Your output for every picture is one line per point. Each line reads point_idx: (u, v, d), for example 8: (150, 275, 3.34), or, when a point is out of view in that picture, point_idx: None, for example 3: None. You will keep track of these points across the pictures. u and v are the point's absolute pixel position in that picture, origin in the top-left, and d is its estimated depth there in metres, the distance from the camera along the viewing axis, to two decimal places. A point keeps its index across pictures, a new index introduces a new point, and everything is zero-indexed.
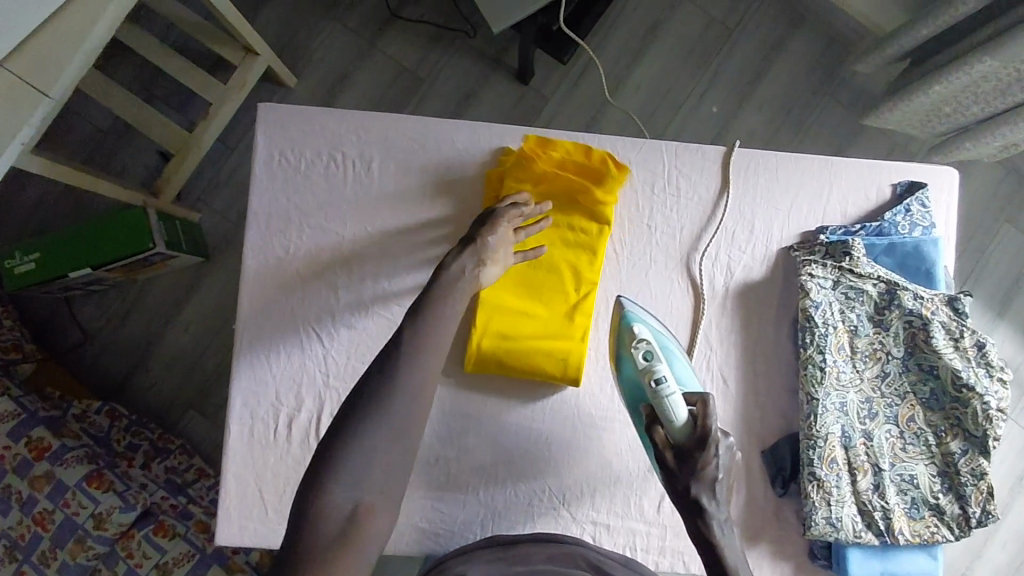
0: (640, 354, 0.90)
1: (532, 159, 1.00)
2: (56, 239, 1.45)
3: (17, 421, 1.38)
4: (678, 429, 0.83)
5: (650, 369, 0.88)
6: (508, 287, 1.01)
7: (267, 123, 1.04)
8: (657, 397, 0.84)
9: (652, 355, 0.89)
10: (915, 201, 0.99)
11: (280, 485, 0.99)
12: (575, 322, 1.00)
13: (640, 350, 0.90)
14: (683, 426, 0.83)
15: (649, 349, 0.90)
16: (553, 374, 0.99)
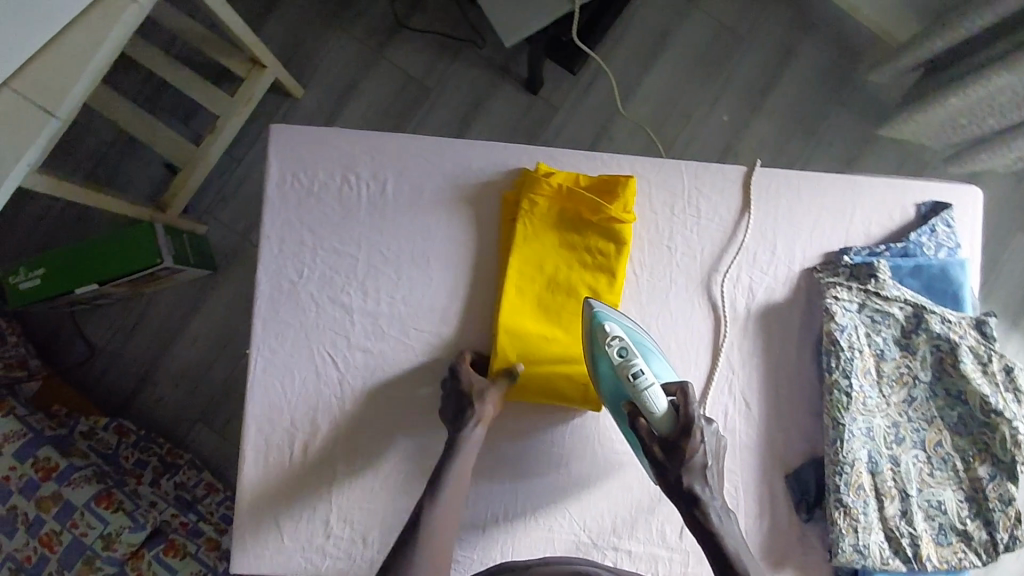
0: (615, 352, 0.89)
1: (549, 181, 0.98)
2: (62, 255, 1.43)
3: (23, 441, 1.36)
4: (661, 419, 0.86)
5: (628, 366, 0.87)
6: (526, 311, 0.98)
7: (279, 143, 1.02)
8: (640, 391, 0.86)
9: (626, 350, 0.88)
10: (941, 221, 0.98)
11: (296, 512, 0.97)
12: None
13: (614, 346, 0.89)
14: (664, 414, 0.86)
15: (623, 343, 0.89)
16: (574, 399, 0.97)
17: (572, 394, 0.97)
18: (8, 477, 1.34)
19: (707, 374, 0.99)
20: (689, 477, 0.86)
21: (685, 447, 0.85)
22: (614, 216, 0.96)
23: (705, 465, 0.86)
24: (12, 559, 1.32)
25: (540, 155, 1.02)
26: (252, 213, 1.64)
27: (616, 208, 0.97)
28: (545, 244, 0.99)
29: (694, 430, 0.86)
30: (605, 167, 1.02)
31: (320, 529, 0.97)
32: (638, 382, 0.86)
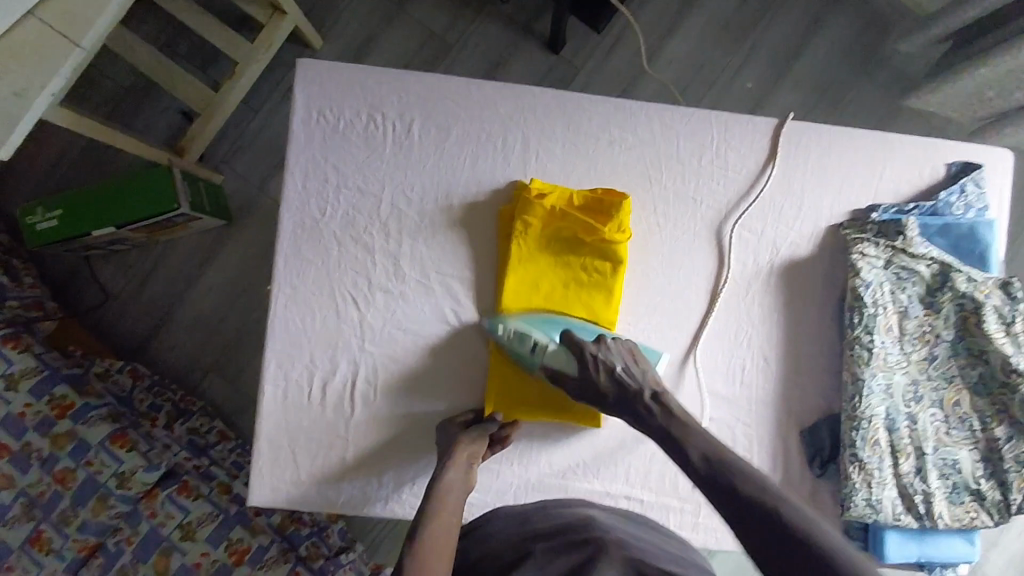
0: (512, 339, 0.94)
1: (543, 202, 0.96)
2: (79, 195, 1.41)
3: (40, 377, 1.31)
4: (564, 363, 0.90)
5: (526, 340, 0.93)
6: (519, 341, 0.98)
7: (306, 80, 1.00)
8: (543, 353, 0.92)
9: (517, 332, 0.94)
10: (971, 181, 0.97)
11: (314, 447, 0.98)
12: None
13: (511, 333, 0.94)
14: (564, 358, 0.90)
15: (514, 327, 0.94)
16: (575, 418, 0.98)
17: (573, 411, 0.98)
18: (23, 414, 1.28)
19: (703, 313, 0.99)
20: (611, 389, 0.87)
21: (587, 368, 0.88)
22: (608, 237, 0.95)
23: (615, 371, 0.87)
24: (24, 496, 1.27)
25: (570, 103, 1.01)
26: (267, 165, 1.60)
27: (609, 230, 0.95)
28: (540, 266, 0.98)
29: (585, 351, 0.89)
30: (634, 117, 1.01)
31: (338, 463, 0.98)
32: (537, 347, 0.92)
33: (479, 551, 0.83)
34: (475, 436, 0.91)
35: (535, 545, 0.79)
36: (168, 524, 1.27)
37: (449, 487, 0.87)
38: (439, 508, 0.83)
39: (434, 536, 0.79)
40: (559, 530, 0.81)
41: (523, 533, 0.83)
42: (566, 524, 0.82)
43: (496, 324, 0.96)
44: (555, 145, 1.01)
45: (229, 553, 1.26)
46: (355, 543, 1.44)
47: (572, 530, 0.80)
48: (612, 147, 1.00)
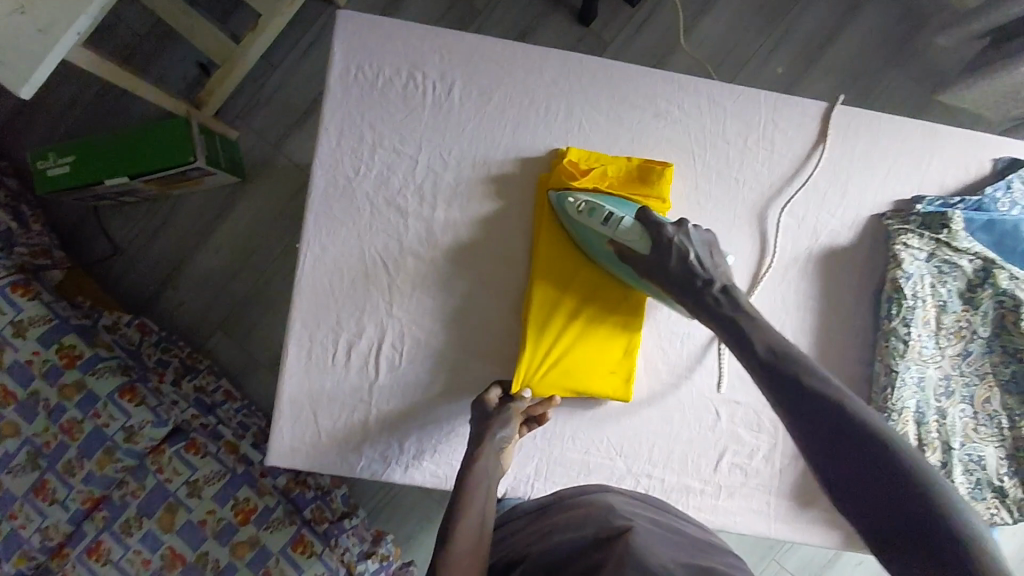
0: (582, 212, 0.90)
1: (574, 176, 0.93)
2: (93, 141, 1.35)
3: (50, 326, 1.28)
4: (641, 242, 0.88)
5: (597, 213, 0.90)
6: (546, 317, 0.94)
7: (345, 33, 0.97)
8: (615, 229, 0.89)
9: (589, 204, 0.90)
10: (1019, 178, 0.95)
11: (336, 410, 0.97)
12: (622, 349, 0.95)
13: (581, 206, 0.91)
14: (637, 233, 0.88)
15: (586, 199, 0.91)
16: (604, 393, 0.95)
17: (605, 387, 0.95)
18: (31, 361, 1.25)
19: None
20: (680, 272, 0.85)
21: (665, 249, 0.86)
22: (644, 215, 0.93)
23: (689, 257, 0.85)
24: (30, 444, 1.24)
25: (616, 73, 0.99)
26: (283, 124, 1.53)
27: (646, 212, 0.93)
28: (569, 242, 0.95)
29: (664, 235, 0.87)
30: (682, 92, 0.98)
31: (359, 428, 0.97)
32: (611, 223, 0.89)
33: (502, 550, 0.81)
34: (508, 416, 0.88)
35: (554, 542, 0.75)
36: (174, 481, 1.25)
37: (475, 481, 0.83)
38: (471, 509, 0.80)
39: (463, 535, 0.77)
40: (581, 523, 0.77)
41: (541, 527, 0.80)
42: (588, 517, 0.78)
43: (564, 194, 0.92)
44: (599, 116, 0.98)
45: (235, 512, 1.24)
46: (357, 509, 1.43)
47: (595, 523, 0.76)
48: (656, 122, 0.98)
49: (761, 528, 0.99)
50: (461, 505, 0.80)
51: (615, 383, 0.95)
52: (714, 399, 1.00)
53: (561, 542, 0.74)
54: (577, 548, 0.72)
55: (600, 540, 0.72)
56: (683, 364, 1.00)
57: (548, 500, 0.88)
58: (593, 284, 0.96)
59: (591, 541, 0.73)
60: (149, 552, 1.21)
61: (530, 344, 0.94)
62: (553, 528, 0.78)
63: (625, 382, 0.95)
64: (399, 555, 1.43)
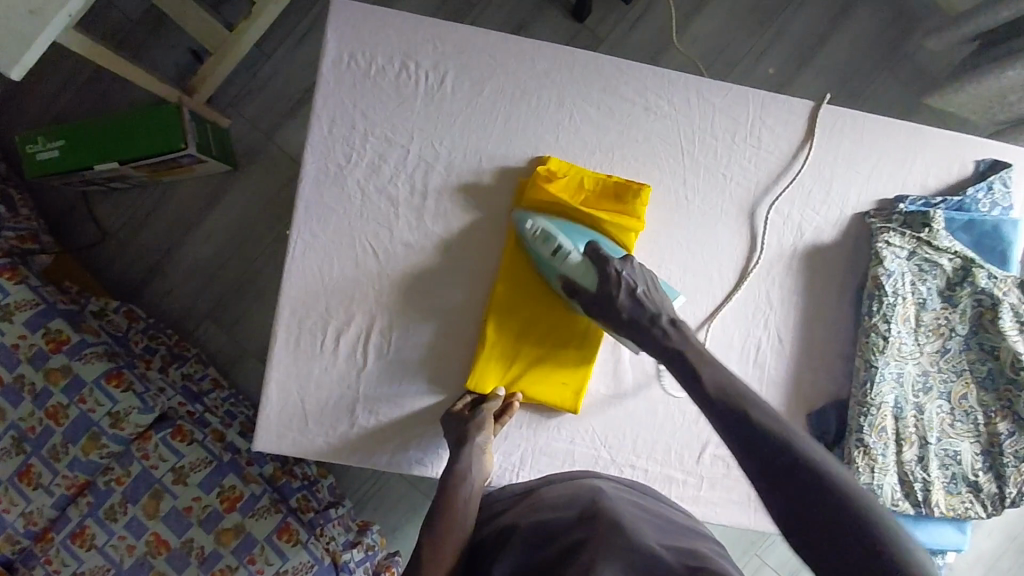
0: (538, 238, 0.92)
1: (552, 178, 0.95)
2: (82, 125, 1.34)
3: (35, 310, 1.27)
4: (585, 275, 0.91)
5: (549, 242, 0.92)
6: (506, 322, 0.97)
7: (339, 21, 0.98)
8: (563, 260, 0.91)
9: (545, 231, 0.92)
10: (999, 180, 0.97)
11: (324, 396, 0.97)
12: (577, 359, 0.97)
13: (537, 232, 0.93)
14: (584, 267, 0.91)
15: (542, 225, 0.93)
16: (556, 400, 0.97)
17: (556, 395, 0.97)
18: (17, 346, 1.25)
19: (727, 292, 0.99)
20: (627, 305, 0.88)
21: (608, 286, 0.89)
22: (625, 220, 0.95)
23: (636, 293, 0.88)
24: (15, 429, 1.24)
25: (608, 67, 0.99)
26: (274, 112, 1.53)
27: (623, 218, 0.96)
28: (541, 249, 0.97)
29: (609, 269, 0.89)
30: (671, 87, 0.99)
31: (346, 415, 0.97)
32: (559, 254, 0.91)
33: (489, 528, 0.81)
34: (483, 417, 0.91)
35: (542, 517, 0.75)
36: (160, 467, 1.24)
37: (461, 479, 0.85)
38: (456, 512, 0.81)
39: (445, 534, 0.78)
40: (569, 504, 0.78)
41: (530, 505, 0.80)
42: (575, 499, 0.78)
43: (525, 217, 0.94)
44: (589, 109, 0.99)
45: (220, 499, 1.24)
46: (343, 499, 1.43)
47: (583, 504, 0.77)
48: (645, 116, 0.99)
49: (741, 519, 1.00)
50: (444, 508, 0.82)
51: (563, 394, 0.97)
52: None
53: (549, 519, 0.75)
54: (563, 527, 0.73)
55: (586, 519, 0.73)
56: None
57: (538, 482, 0.88)
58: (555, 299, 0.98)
59: (578, 519, 0.74)
60: (134, 538, 1.22)
61: (484, 344, 0.97)
62: (542, 506, 0.78)
63: (575, 394, 0.97)
64: (385, 544, 1.44)
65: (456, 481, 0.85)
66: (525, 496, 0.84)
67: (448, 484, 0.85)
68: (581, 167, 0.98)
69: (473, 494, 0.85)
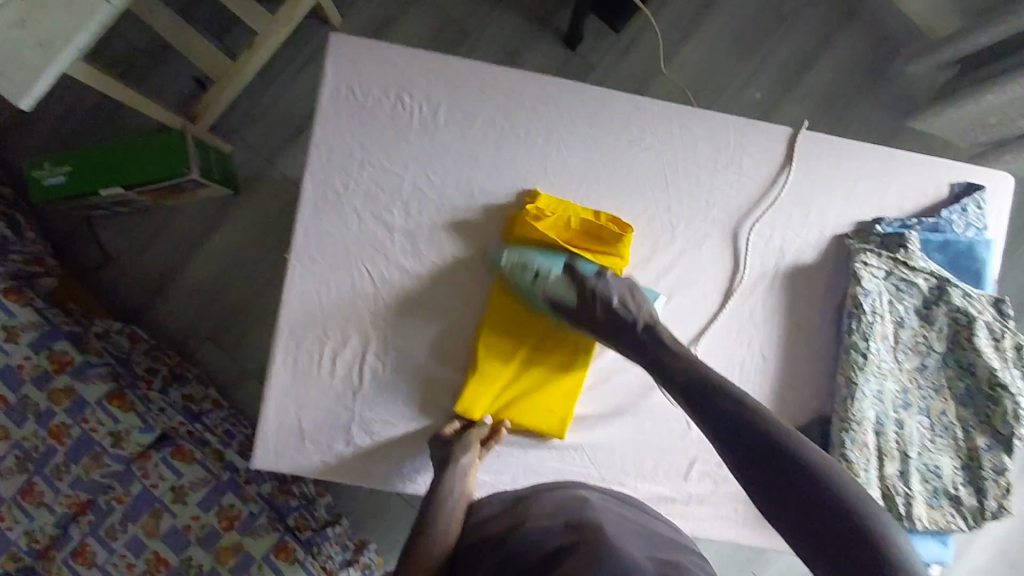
0: (517, 269, 0.98)
1: (543, 211, 0.99)
2: (88, 151, 1.38)
3: (40, 331, 1.30)
4: (568, 294, 0.96)
5: (528, 270, 0.98)
6: (494, 352, 1.00)
7: (338, 55, 1.03)
8: (545, 282, 0.97)
9: (520, 261, 0.98)
10: (972, 201, 1.01)
11: (320, 415, 1.00)
12: (562, 389, 1.00)
13: (514, 263, 0.98)
14: (564, 287, 0.97)
15: (518, 257, 0.98)
16: (542, 427, 0.99)
17: (542, 422, 0.99)
18: (22, 366, 1.28)
19: (712, 313, 1.02)
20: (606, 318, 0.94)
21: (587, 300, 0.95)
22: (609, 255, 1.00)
23: (612, 303, 0.94)
24: (19, 448, 1.26)
25: (595, 98, 1.04)
26: (275, 138, 1.57)
27: (609, 252, 1.00)
28: None
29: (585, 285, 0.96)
30: (655, 117, 1.04)
31: (342, 434, 1.00)
32: (539, 279, 0.97)
33: (475, 535, 0.84)
34: (469, 441, 0.94)
35: (528, 524, 0.79)
36: (160, 486, 1.27)
37: (443, 497, 0.88)
38: (437, 526, 0.85)
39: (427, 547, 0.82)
40: (557, 511, 0.81)
41: (518, 511, 0.83)
42: (562, 507, 0.81)
43: (502, 254, 0.99)
44: (577, 138, 1.03)
45: (220, 518, 1.26)
46: (341, 517, 1.44)
47: (570, 512, 0.80)
48: (631, 145, 1.03)
49: (729, 535, 1.02)
50: (427, 521, 0.85)
51: (551, 420, 0.99)
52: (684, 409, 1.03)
53: (536, 526, 0.78)
54: (546, 532, 0.76)
55: (571, 527, 0.76)
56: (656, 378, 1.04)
57: (529, 490, 0.89)
58: (545, 329, 1.02)
59: (564, 526, 0.77)
60: (134, 556, 1.24)
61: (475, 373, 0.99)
62: (530, 512, 0.81)
63: (560, 421, 0.99)
64: (381, 563, 1.45)
65: (438, 498, 0.88)
66: (514, 502, 0.86)
67: (432, 501, 0.88)
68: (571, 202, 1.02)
69: (456, 511, 0.88)
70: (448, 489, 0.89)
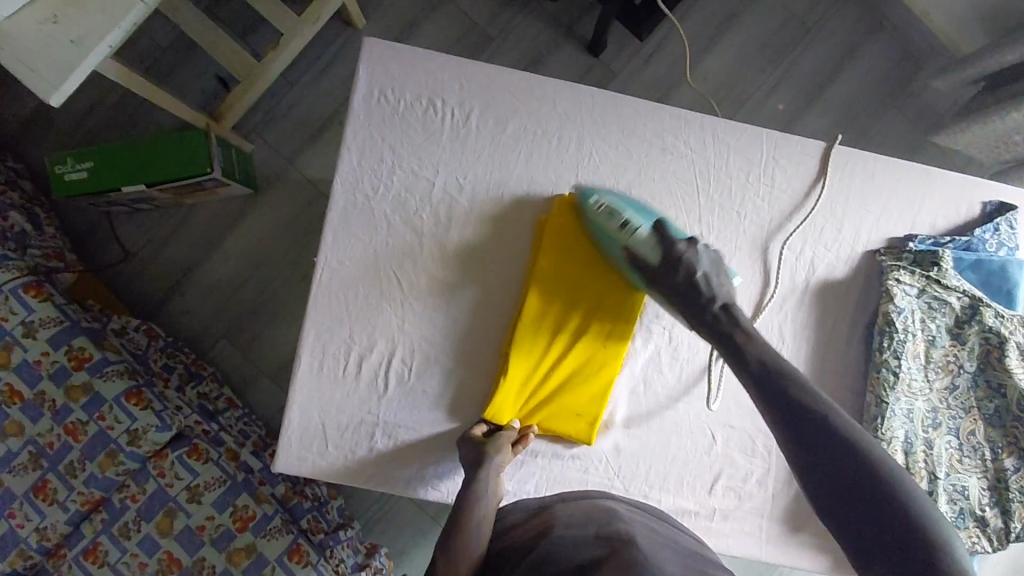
0: (603, 214, 0.96)
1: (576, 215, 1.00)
2: (111, 148, 1.38)
3: (60, 327, 1.29)
4: (651, 252, 0.94)
5: (616, 218, 0.95)
6: (525, 353, 0.99)
7: (370, 59, 1.02)
8: (631, 235, 0.94)
9: (610, 207, 0.96)
10: (1005, 221, 1.00)
11: (344, 419, 0.99)
12: (593, 390, 0.99)
13: (603, 207, 0.96)
14: (651, 245, 0.94)
15: (608, 203, 0.96)
16: (570, 431, 0.99)
17: (570, 427, 0.99)
18: (39, 362, 1.27)
19: None
20: (685, 287, 0.92)
21: (674, 261, 0.92)
22: None
23: (696, 275, 0.91)
24: (32, 444, 1.25)
25: (626, 106, 1.03)
26: (297, 139, 1.57)
27: None
28: (562, 284, 1.00)
29: (676, 247, 0.93)
30: (688, 128, 1.03)
31: (365, 439, 0.99)
32: (627, 230, 0.95)
33: (503, 543, 0.84)
34: (501, 441, 0.92)
35: (558, 533, 0.78)
36: (175, 486, 1.26)
37: (475, 500, 0.87)
38: (469, 531, 0.83)
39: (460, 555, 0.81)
40: (586, 521, 0.81)
41: (543, 521, 0.83)
42: (591, 517, 0.81)
43: (590, 194, 0.97)
44: (609, 146, 1.03)
45: (234, 519, 1.25)
46: (352, 520, 1.44)
47: (600, 522, 0.79)
48: (663, 155, 1.03)
49: (753, 551, 1.01)
50: (459, 526, 0.84)
51: (578, 425, 0.99)
52: (710, 423, 1.03)
53: (564, 535, 0.77)
54: (577, 542, 0.76)
55: (602, 538, 0.76)
56: (680, 389, 1.03)
57: (553, 499, 0.89)
58: (577, 330, 1.00)
59: (594, 537, 0.76)
60: (146, 556, 1.23)
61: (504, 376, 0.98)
62: (557, 522, 0.81)
63: (589, 426, 0.99)
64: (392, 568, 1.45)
65: (470, 503, 0.86)
66: (541, 511, 0.86)
67: (464, 505, 0.86)
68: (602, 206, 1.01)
69: (489, 516, 0.86)
70: (482, 491, 0.88)
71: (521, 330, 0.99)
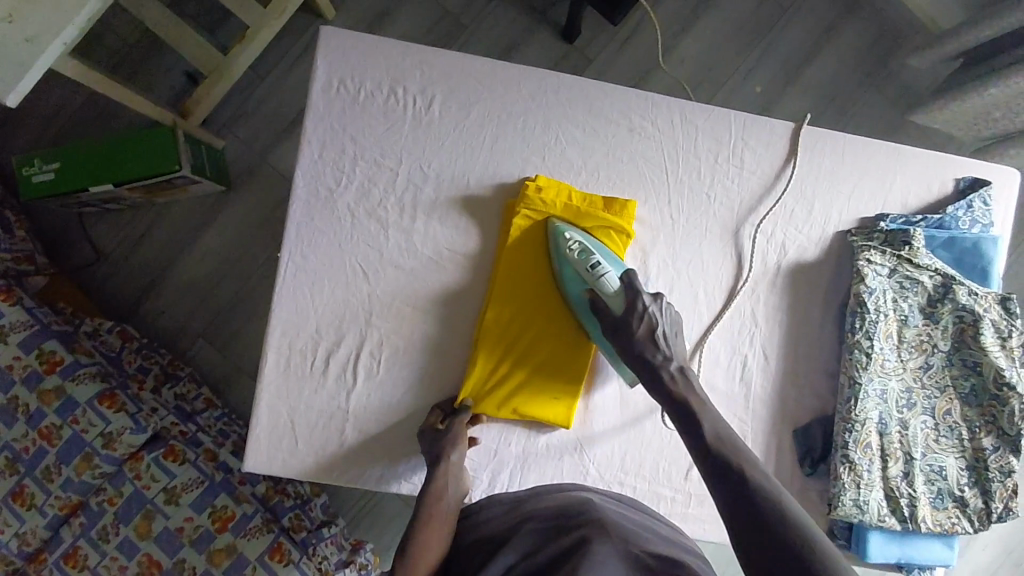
0: (575, 253, 0.93)
1: (540, 198, 0.97)
2: (78, 148, 1.35)
3: (29, 331, 1.27)
4: (615, 300, 0.89)
5: (587, 259, 0.92)
6: (494, 336, 0.97)
7: (329, 49, 1.00)
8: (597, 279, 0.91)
9: (583, 247, 0.93)
10: (978, 197, 0.99)
11: (313, 416, 0.98)
12: (568, 373, 0.98)
13: (575, 247, 0.93)
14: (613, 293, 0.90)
15: (581, 242, 0.94)
16: (545, 415, 0.97)
17: (547, 409, 0.97)
18: (11, 367, 1.25)
19: (716, 312, 1.00)
20: (642, 342, 0.88)
21: (634, 316, 0.88)
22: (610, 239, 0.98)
23: (655, 333, 0.88)
24: (9, 450, 1.24)
25: (591, 89, 1.02)
26: (268, 134, 1.54)
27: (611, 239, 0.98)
28: (530, 268, 0.98)
29: (638, 303, 0.88)
30: (656, 109, 1.01)
31: (336, 435, 0.98)
32: (595, 272, 0.91)
33: (475, 536, 0.83)
34: (456, 434, 0.91)
35: (527, 527, 0.77)
36: (152, 488, 1.24)
37: (438, 497, 0.89)
38: (432, 536, 0.85)
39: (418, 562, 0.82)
40: (558, 513, 0.79)
41: (518, 514, 0.81)
42: (564, 509, 0.79)
43: (564, 231, 0.95)
44: (575, 130, 1.01)
45: (212, 519, 1.23)
46: (336, 518, 1.43)
47: (572, 513, 0.78)
48: (630, 136, 1.01)
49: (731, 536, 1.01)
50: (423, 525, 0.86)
51: (557, 410, 0.97)
52: None
53: (534, 530, 0.76)
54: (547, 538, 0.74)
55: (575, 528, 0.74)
56: None
57: (523, 494, 0.88)
58: (550, 314, 0.98)
59: (567, 529, 0.75)
60: (126, 558, 1.21)
61: (474, 362, 0.97)
62: (530, 515, 0.79)
63: (566, 409, 0.98)
64: (377, 563, 1.44)
65: (430, 502, 0.88)
66: (514, 504, 0.84)
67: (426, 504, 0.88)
68: (568, 188, 0.99)
69: (449, 521, 0.88)
70: (439, 493, 0.89)
71: (491, 315, 0.97)
